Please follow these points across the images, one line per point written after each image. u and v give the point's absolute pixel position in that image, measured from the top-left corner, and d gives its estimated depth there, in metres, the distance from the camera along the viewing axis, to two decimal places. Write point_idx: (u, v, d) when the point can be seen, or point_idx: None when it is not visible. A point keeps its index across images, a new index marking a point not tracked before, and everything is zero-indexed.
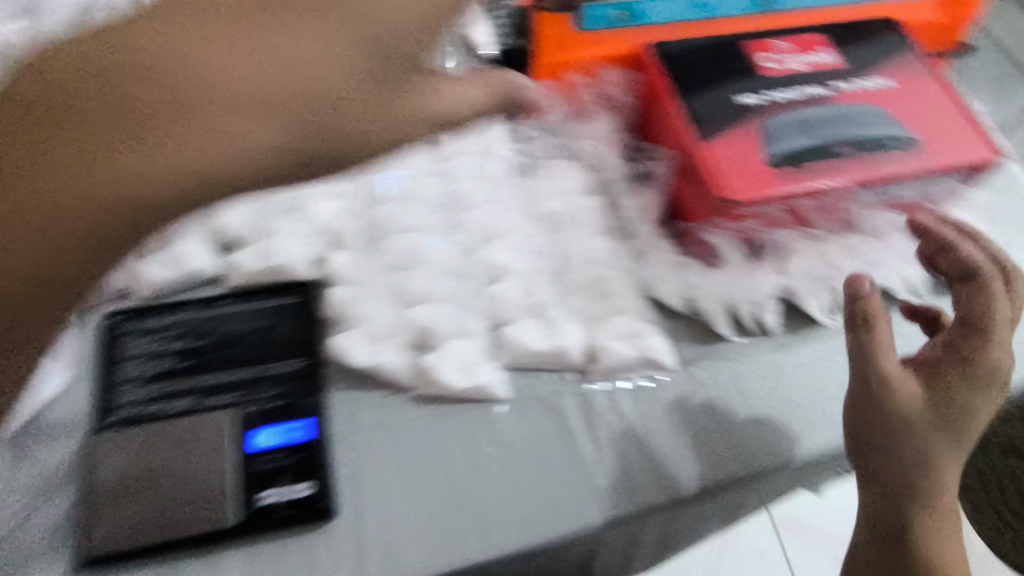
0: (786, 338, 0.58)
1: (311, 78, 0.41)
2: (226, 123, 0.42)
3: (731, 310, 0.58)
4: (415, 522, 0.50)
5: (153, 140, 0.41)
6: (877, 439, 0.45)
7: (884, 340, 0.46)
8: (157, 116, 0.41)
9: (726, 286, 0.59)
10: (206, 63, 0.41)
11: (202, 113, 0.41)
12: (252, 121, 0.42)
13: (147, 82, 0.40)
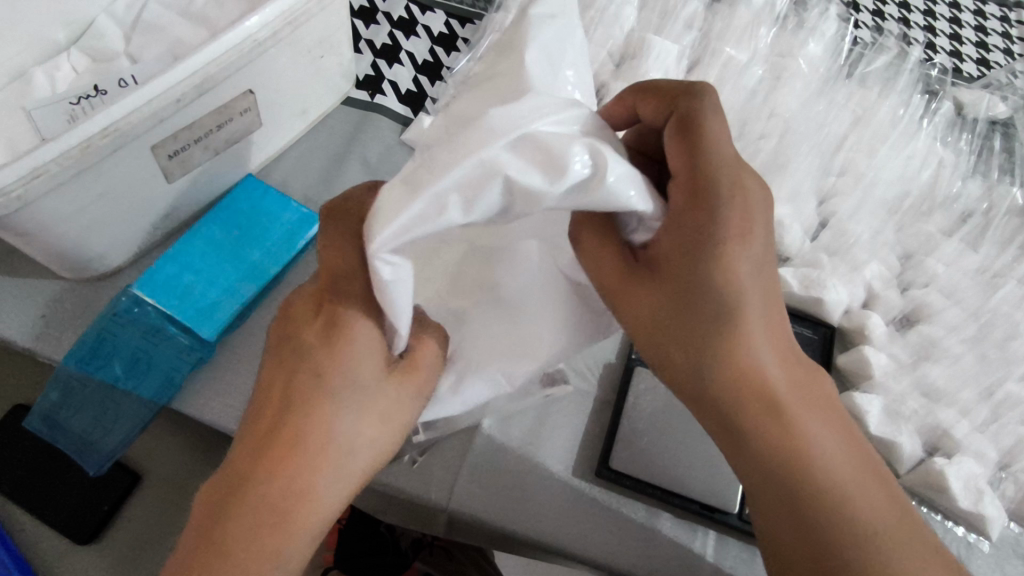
0: (985, 457, 0.45)
1: (357, 468, 0.33)
2: (317, 430, 0.32)
3: (923, 405, 0.47)
4: (663, 547, 0.42)
5: (280, 470, 0.31)
6: None
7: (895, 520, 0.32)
8: (280, 480, 0.31)
9: (925, 373, 0.48)
10: (307, 397, 0.32)
11: (286, 440, 0.31)
12: (318, 442, 0.32)
13: (282, 440, 0.31)
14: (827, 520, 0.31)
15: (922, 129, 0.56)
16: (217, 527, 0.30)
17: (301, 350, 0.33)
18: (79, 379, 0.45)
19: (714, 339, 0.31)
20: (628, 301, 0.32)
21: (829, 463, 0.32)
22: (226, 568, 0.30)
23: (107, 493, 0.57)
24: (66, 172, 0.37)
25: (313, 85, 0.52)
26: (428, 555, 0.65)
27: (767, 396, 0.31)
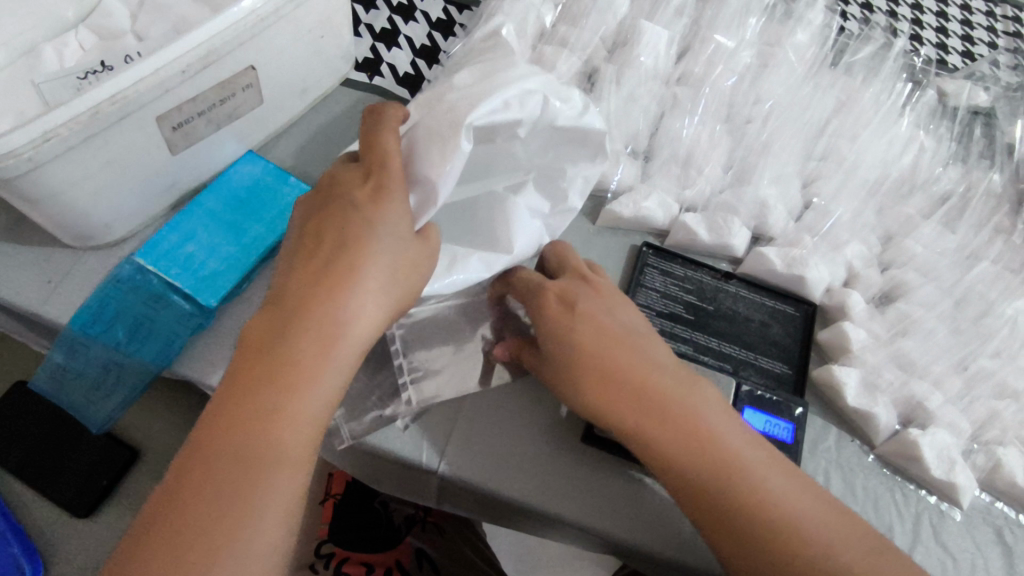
0: (956, 428, 0.46)
1: (393, 307, 0.35)
2: (363, 261, 0.34)
3: (899, 379, 0.48)
4: (645, 514, 0.44)
5: (326, 299, 0.33)
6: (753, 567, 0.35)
7: (770, 474, 0.37)
8: (326, 311, 0.33)
9: (902, 349, 0.49)
10: (351, 231, 0.34)
11: (333, 274, 0.33)
12: (362, 276, 0.34)
13: (327, 272, 0.33)
14: (729, 506, 0.36)
15: (905, 116, 0.58)
16: (266, 358, 0.31)
17: (348, 196, 0.35)
18: (83, 342, 0.46)
19: (617, 387, 0.38)
20: (558, 367, 0.40)
21: (728, 458, 0.36)
22: (274, 387, 0.31)
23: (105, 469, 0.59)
24: (74, 138, 0.39)
25: (315, 64, 0.54)
26: (419, 531, 0.66)
27: (670, 422, 0.37)
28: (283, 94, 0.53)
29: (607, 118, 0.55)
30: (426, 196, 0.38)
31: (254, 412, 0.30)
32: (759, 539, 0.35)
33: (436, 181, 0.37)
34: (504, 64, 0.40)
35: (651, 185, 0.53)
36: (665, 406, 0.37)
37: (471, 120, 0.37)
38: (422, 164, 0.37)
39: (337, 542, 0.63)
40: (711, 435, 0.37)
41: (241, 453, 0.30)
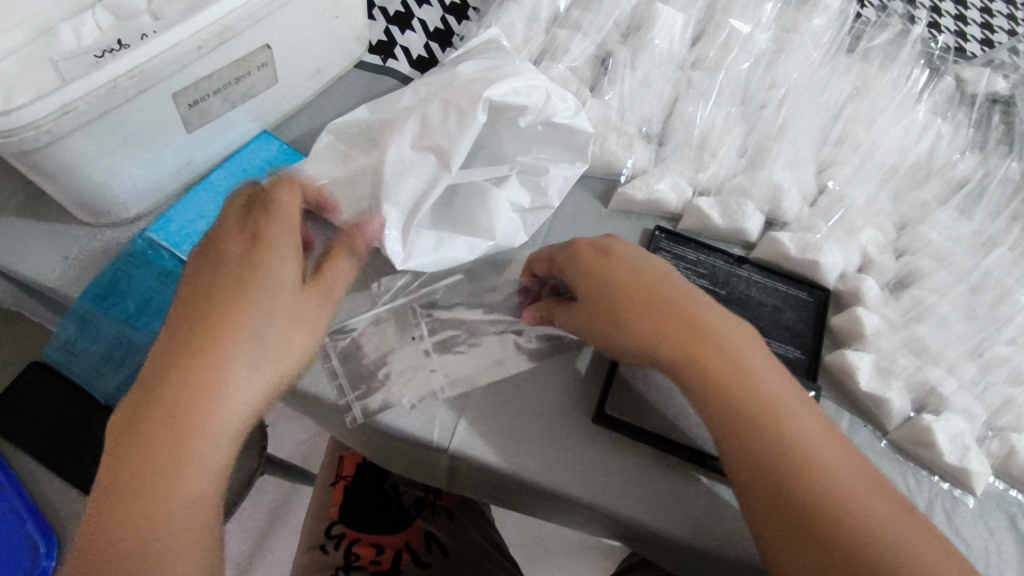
0: (971, 415, 0.46)
1: (302, 338, 0.36)
2: (266, 288, 0.34)
3: (914, 365, 0.48)
4: (654, 496, 0.43)
5: (226, 322, 0.32)
6: (788, 508, 0.34)
7: (809, 424, 0.37)
8: (220, 334, 0.32)
9: (917, 335, 0.49)
10: (255, 251, 0.35)
11: (235, 298, 0.33)
12: (264, 303, 0.34)
13: (225, 298, 0.33)
14: (769, 445, 0.36)
15: (922, 102, 0.58)
16: (180, 350, 0.32)
17: (253, 215, 0.36)
18: (94, 315, 0.46)
19: (665, 329, 0.39)
20: (603, 305, 0.41)
21: (770, 402, 0.37)
22: (190, 380, 0.31)
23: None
24: (92, 111, 0.39)
25: (329, 45, 0.54)
26: (428, 514, 0.65)
27: (713, 360, 0.38)
28: (298, 76, 0.53)
29: (620, 103, 0.55)
30: (439, 164, 0.43)
31: (175, 400, 0.31)
32: (792, 482, 0.35)
33: (450, 149, 0.42)
34: (510, 63, 0.45)
35: (664, 168, 0.53)
36: (708, 350, 0.38)
37: (489, 95, 0.42)
38: (438, 135, 0.42)
39: (348, 523, 0.62)
40: (757, 379, 0.38)
41: (163, 442, 0.30)
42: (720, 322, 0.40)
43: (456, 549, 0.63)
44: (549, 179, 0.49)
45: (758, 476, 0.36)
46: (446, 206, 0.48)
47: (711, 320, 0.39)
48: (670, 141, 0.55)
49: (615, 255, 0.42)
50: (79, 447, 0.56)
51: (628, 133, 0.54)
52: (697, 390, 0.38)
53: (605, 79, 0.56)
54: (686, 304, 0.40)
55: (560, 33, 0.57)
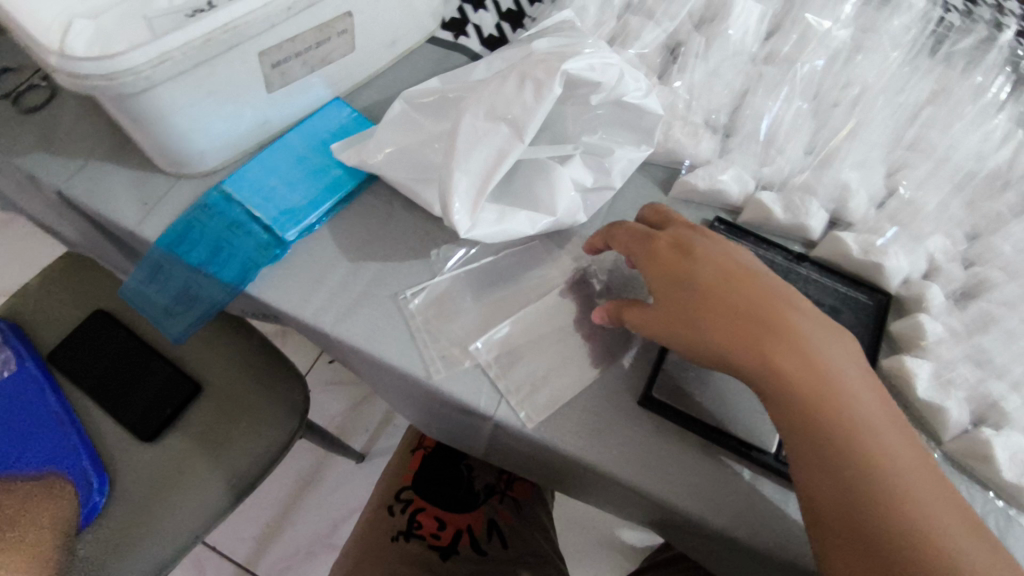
0: None
1: None
2: None
3: (977, 379, 0.46)
4: (699, 482, 0.43)
5: None
6: (863, 527, 0.35)
7: (890, 440, 0.37)
8: None
9: (982, 348, 0.47)
10: None
11: None
12: None
13: None
14: (844, 447, 0.36)
15: (1003, 111, 0.55)
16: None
17: None
18: (168, 261, 0.49)
19: (744, 331, 0.38)
20: (679, 307, 0.40)
21: (851, 406, 0.37)
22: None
23: (168, 398, 0.58)
24: (187, 62, 0.41)
25: (405, 17, 0.55)
26: (496, 502, 0.65)
27: (798, 370, 0.38)
28: (373, 48, 0.55)
29: (690, 93, 0.55)
30: (513, 133, 0.42)
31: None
32: (862, 484, 0.36)
33: (525, 119, 0.42)
34: (586, 43, 0.46)
35: (728, 160, 0.52)
36: (783, 362, 0.38)
37: (566, 68, 0.42)
38: (512, 105, 0.42)
39: (416, 492, 0.63)
40: (841, 392, 0.38)
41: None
42: (810, 329, 0.39)
43: (517, 543, 0.61)
44: (613, 159, 0.49)
45: (830, 481, 0.36)
46: (508, 181, 0.48)
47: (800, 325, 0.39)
48: (736, 133, 0.54)
49: (697, 255, 0.42)
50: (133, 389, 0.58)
51: (694, 123, 0.53)
52: (773, 398, 0.38)
53: (675, 68, 0.56)
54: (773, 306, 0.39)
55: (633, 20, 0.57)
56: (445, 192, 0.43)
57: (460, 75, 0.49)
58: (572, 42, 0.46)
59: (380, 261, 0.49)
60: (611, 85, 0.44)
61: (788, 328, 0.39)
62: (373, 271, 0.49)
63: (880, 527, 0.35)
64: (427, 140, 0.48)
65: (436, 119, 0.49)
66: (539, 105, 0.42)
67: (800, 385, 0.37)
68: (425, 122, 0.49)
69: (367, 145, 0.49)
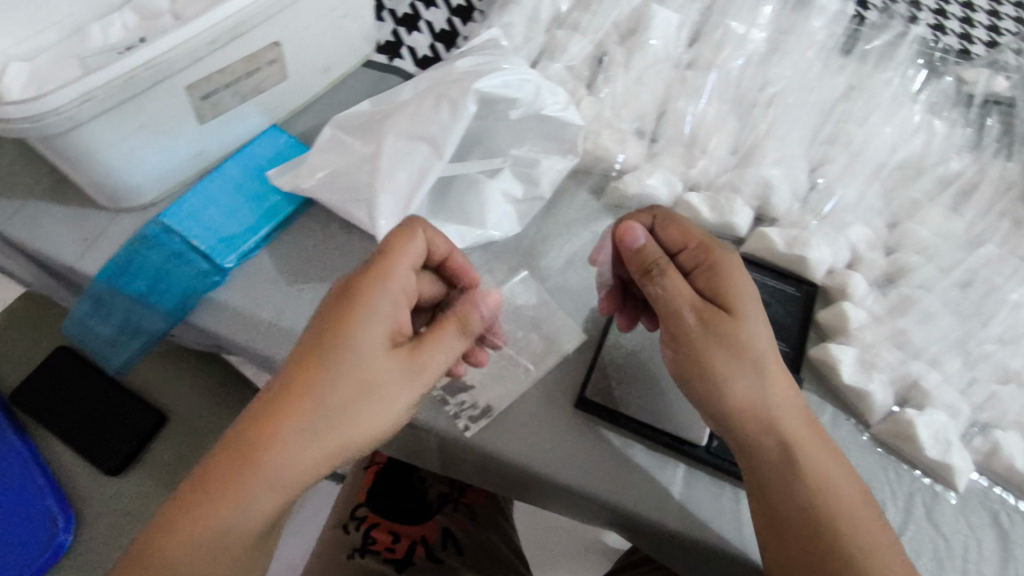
0: (955, 413, 0.46)
1: None
2: None
3: (899, 361, 0.48)
4: (637, 480, 0.44)
5: None
6: (812, 553, 0.38)
7: (846, 483, 0.39)
8: None
9: (903, 331, 0.49)
10: None
11: None
12: None
13: None
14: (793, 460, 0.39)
15: (916, 102, 0.58)
16: (217, 467, 0.35)
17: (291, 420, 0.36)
18: (110, 294, 0.49)
19: (742, 358, 0.39)
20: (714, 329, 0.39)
21: (802, 425, 0.39)
22: (208, 503, 0.34)
23: (128, 431, 0.58)
24: (110, 100, 0.42)
25: (337, 43, 0.57)
26: (450, 511, 0.66)
27: (784, 411, 0.39)
28: (307, 75, 0.56)
29: (616, 101, 0.56)
30: (432, 151, 0.44)
31: (215, 489, 0.34)
32: (796, 493, 0.39)
33: (442, 137, 0.44)
34: (504, 60, 0.48)
35: (655, 164, 0.54)
36: (765, 388, 0.39)
37: (478, 87, 0.44)
38: (430, 125, 0.44)
39: (370, 507, 0.63)
40: (811, 435, 0.40)
41: (223, 495, 0.34)
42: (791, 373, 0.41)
43: (471, 549, 0.64)
44: (540, 170, 0.51)
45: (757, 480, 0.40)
46: (441, 197, 0.50)
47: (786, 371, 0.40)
48: (662, 138, 0.56)
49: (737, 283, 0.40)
50: (104, 432, 0.58)
51: (621, 130, 0.55)
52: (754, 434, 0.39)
53: (601, 78, 0.58)
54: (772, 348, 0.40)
55: (558, 34, 0.59)
56: (370, 213, 0.44)
57: (389, 97, 0.50)
58: (490, 60, 0.48)
59: (318, 282, 0.51)
60: (526, 101, 0.47)
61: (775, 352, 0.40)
62: (311, 293, 0.50)
63: (805, 532, 0.38)
64: (359, 161, 0.50)
65: (367, 141, 0.51)
66: (455, 125, 0.44)
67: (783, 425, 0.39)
68: (357, 144, 0.51)
69: (300, 170, 0.51)
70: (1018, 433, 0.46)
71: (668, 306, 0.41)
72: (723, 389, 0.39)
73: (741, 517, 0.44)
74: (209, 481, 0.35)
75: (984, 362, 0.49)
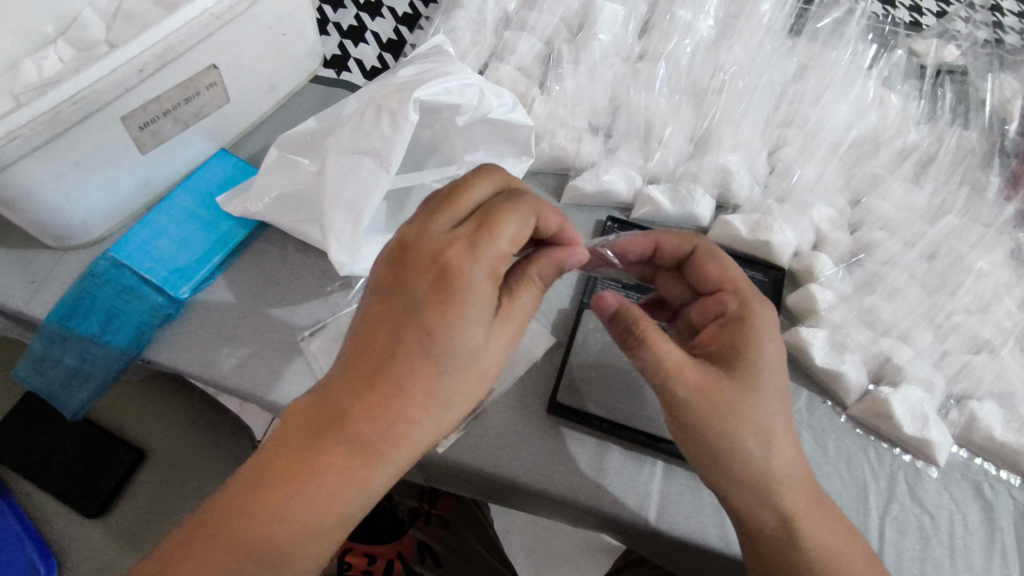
0: (930, 387, 0.46)
1: None
2: None
3: (871, 340, 0.47)
4: (616, 482, 0.43)
5: None
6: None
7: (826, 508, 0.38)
8: None
9: (874, 308, 0.48)
10: None
11: None
12: None
13: None
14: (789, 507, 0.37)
15: (870, 77, 0.58)
16: (279, 467, 0.31)
17: (385, 392, 0.31)
18: (61, 334, 0.47)
19: (730, 423, 0.36)
20: (703, 382, 0.36)
21: (801, 485, 0.38)
22: (282, 500, 0.31)
23: (108, 469, 0.56)
24: (40, 137, 0.40)
25: (281, 61, 0.55)
26: (423, 524, 0.65)
27: (770, 451, 0.37)
28: (252, 96, 0.55)
29: (570, 96, 0.55)
30: (377, 165, 0.43)
31: (273, 495, 0.31)
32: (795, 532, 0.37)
33: (386, 150, 0.43)
34: (448, 67, 0.47)
35: (613, 158, 0.53)
36: (766, 459, 0.37)
37: (418, 95, 0.43)
38: (372, 138, 0.43)
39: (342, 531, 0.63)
40: (790, 469, 0.38)
41: (307, 494, 0.31)
42: (784, 411, 0.38)
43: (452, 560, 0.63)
44: None
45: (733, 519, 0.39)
46: (396, 209, 0.49)
47: (782, 412, 0.38)
48: (618, 131, 0.55)
49: (739, 323, 0.39)
50: (88, 475, 0.56)
51: (576, 125, 0.54)
52: (742, 476, 0.37)
53: (552, 75, 0.56)
54: (766, 381, 0.37)
55: (506, 34, 0.59)
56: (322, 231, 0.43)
57: (334, 113, 0.49)
58: (433, 68, 0.47)
59: (279, 307, 0.49)
60: (471, 106, 0.46)
61: (778, 400, 0.37)
62: (272, 318, 0.49)
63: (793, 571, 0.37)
64: (308, 180, 0.49)
65: (315, 158, 0.50)
66: (400, 135, 0.43)
67: (771, 469, 0.37)
68: (306, 163, 0.50)
69: (249, 194, 0.50)
70: (993, 403, 0.46)
71: (658, 378, 0.37)
72: (710, 450, 0.37)
73: (721, 513, 0.43)
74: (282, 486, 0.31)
75: (955, 333, 0.48)
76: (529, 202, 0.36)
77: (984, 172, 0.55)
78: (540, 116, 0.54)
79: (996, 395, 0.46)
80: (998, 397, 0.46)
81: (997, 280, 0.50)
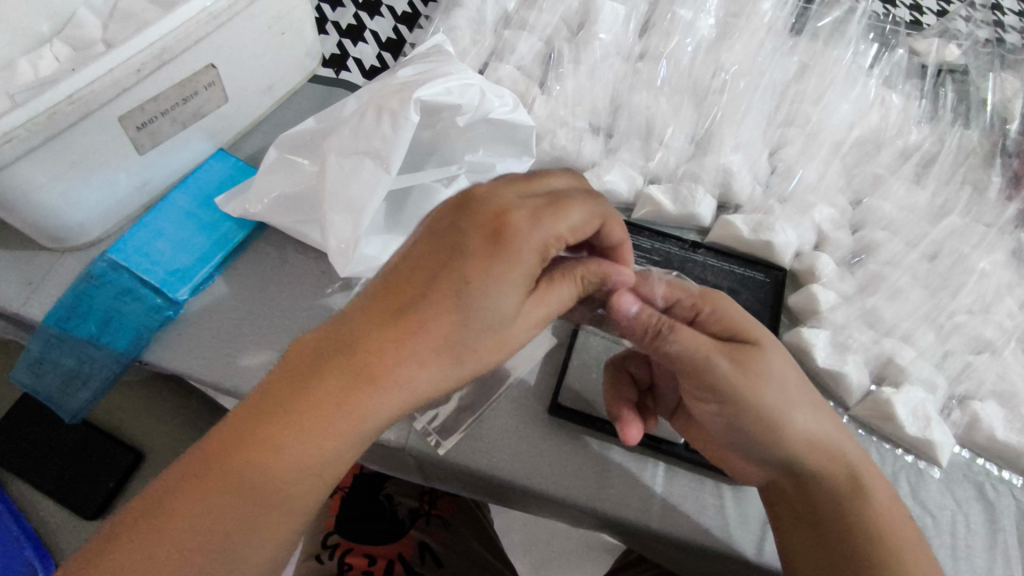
0: (932, 388, 0.46)
1: None
2: None
3: (873, 341, 0.47)
4: (618, 485, 0.43)
5: None
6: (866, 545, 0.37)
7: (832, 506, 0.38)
8: None
9: (876, 309, 0.48)
10: None
11: None
12: None
13: None
14: (830, 479, 0.38)
15: (871, 76, 0.58)
16: (278, 398, 0.29)
17: (405, 333, 0.30)
18: (58, 336, 0.47)
19: (769, 387, 0.37)
20: (735, 355, 0.38)
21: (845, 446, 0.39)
22: (273, 431, 0.28)
23: (107, 471, 0.56)
24: (35, 138, 0.40)
25: (279, 61, 0.55)
26: (423, 525, 0.65)
27: (809, 411, 0.38)
28: (251, 96, 0.55)
29: (571, 95, 0.55)
30: (378, 165, 0.43)
31: (265, 426, 0.28)
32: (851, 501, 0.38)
33: (386, 150, 0.42)
34: (448, 67, 0.46)
35: (614, 158, 0.53)
36: (808, 420, 0.38)
37: (419, 95, 0.43)
38: (372, 138, 0.43)
39: (341, 533, 0.62)
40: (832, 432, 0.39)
41: (299, 430, 0.28)
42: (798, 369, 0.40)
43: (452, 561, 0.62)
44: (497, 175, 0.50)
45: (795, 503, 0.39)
46: (397, 208, 0.48)
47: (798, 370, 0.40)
48: (619, 131, 0.55)
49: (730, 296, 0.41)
50: (87, 477, 0.56)
51: (576, 124, 0.54)
52: (794, 442, 0.38)
53: (552, 75, 0.56)
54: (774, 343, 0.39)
55: (507, 33, 0.58)
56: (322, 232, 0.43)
57: (334, 113, 0.49)
58: (433, 68, 0.47)
59: (279, 308, 0.49)
60: (472, 106, 0.46)
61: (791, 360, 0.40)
62: (270, 320, 0.48)
63: (842, 553, 0.37)
64: (307, 181, 0.49)
65: (315, 159, 0.50)
66: (401, 135, 0.42)
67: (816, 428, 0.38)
68: (306, 163, 0.50)
69: (248, 195, 0.50)
70: (995, 404, 0.46)
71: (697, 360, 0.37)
72: (760, 421, 0.38)
73: (723, 514, 0.43)
74: (279, 416, 0.29)
75: (957, 334, 0.48)
76: (602, 206, 0.36)
77: (985, 171, 0.55)
78: (541, 116, 0.54)
79: (998, 395, 0.46)
80: (1000, 397, 0.46)
81: (999, 280, 0.50)
